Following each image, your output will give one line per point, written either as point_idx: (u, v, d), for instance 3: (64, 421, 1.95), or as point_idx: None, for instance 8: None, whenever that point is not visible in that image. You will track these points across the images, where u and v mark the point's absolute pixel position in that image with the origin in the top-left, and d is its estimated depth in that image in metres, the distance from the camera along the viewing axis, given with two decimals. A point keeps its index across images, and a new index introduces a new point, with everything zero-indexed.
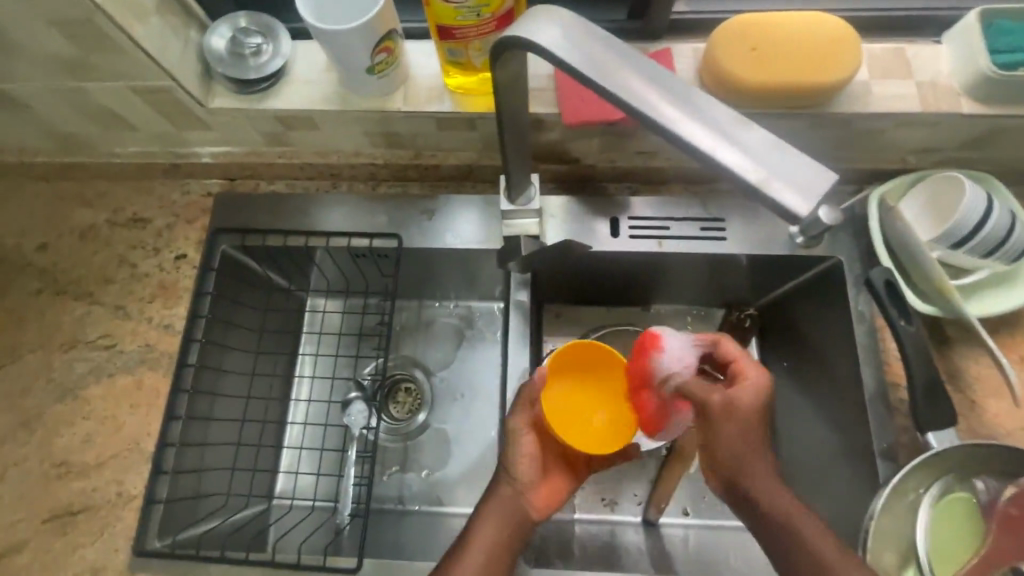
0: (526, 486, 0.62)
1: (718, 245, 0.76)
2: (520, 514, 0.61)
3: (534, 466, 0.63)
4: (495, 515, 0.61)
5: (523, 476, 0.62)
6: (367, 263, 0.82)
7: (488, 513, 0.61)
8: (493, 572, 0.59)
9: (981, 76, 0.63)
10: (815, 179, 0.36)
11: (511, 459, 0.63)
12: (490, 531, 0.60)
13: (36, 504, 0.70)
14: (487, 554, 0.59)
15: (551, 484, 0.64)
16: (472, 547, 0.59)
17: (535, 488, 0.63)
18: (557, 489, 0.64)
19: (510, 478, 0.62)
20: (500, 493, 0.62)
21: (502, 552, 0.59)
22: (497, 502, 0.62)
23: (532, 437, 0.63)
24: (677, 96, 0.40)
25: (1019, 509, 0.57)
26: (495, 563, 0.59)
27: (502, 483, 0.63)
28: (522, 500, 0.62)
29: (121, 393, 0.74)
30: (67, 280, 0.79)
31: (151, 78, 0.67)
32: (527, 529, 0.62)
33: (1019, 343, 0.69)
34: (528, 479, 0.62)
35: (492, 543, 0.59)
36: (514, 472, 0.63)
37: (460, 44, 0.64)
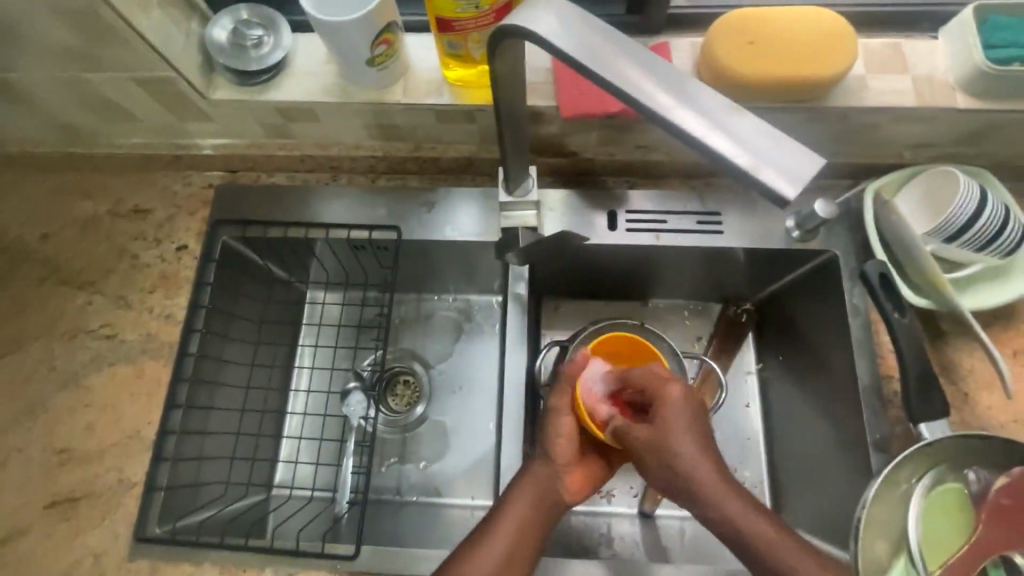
0: (561, 468, 0.62)
1: (715, 239, 0.76)
2: (552, 495, 0.61)
3: (571, 448, 0.63)
4: (527, 494, 0.60)
5: (559, 457, 0.62)
6: (367, 255, 0.82)
7: (520, 492, 0.61)
8: (522, 552, 0.58)
9: (977, 70, 0.64)
10: (804, 164, 0.37)
11: (549, 438, 0.63)
12: (521, 510, 0.59)
13: (38, 491, 0.71)
14: (516, 532, 0.59)
15: (585, 470, 0.64)
16: (502, 523, 0.59)
17: (569, 471, 0.62)
18: (592, 475, 0.64)
19: (547, 457, 0.62)
20: (536, 472, 0.61)
21: (531, 532, 0.59)
22: (531, 480, 0.61)
23: (572, 418, 0.63)
24: (671, 84, 0.40)
25: (1010, 499, 0.59)
26: (524, 542, 0.58)
27: (538, 462, 0.62)
28: (556, 482, 0.61)
29: (122, 382, 0.75)
30: (69, 270, 0.80)
31: (154, 69, 0.68)
32: (557, 513, 0.61)
33: (1013, 337, 0.70)
34: (564, 460, 0.61)
35: (522, 521, 0.59)
36: (551, 451, 0.62)
37: (459, 37, 0.65)
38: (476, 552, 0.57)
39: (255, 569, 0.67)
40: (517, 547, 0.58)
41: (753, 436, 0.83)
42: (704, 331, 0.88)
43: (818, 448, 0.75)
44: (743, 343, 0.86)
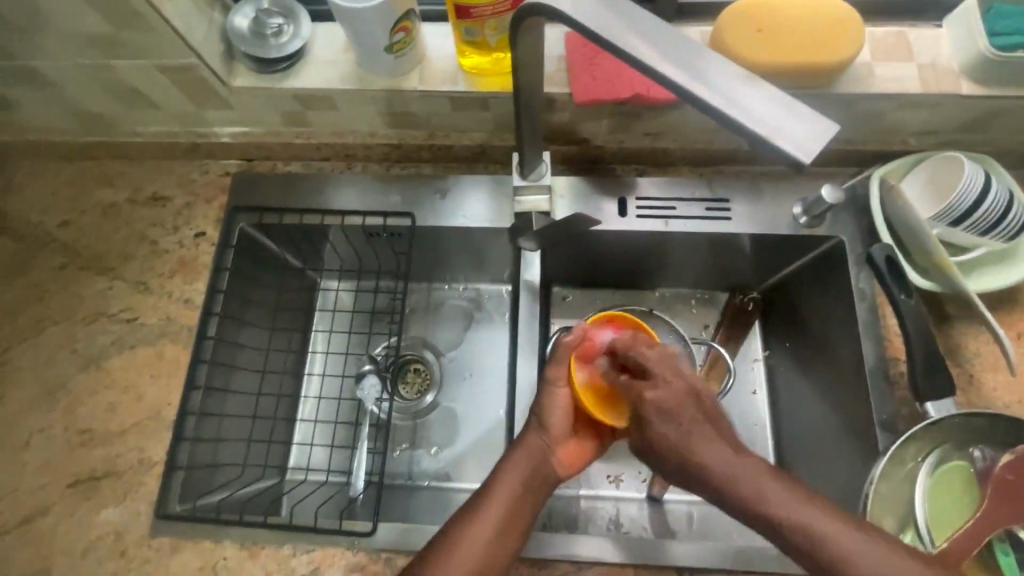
0: (554, 440, 0.63)
1: (723, 225, 0.78)
2: (546, 467, 0.62)
3: (564, 424, 0.64)
4: (520, 465, 0.61)
5: (553, 429, 0.63)
6: (380, 241, 0.84)
7: (514, 463, 0.61)
8: (513, 522, 0.59)
9: (980, 57, 0.65)
10: (819, 129, 0.38)
11: (543, 411, 0.64)
12: (515, 481, 0.60)
13: (61, 469, 0.72)
14: (510, 502, 0.59)
15: (576, 445, 0.65)
16: (496, 493, 0.59)
17: (561, 445, 0.63)
18: (583, 451, 0.65)
19: (542, 429, 0.63)
20: (530, 444, 0.62)
21: (523, 503, 0.60)
22: (526, 452, 0.62)
23: (568, 392, 0.64)
24: (688, 58, 0.42)
25: (1015, 474, 0.58)
26: (515, 512, 0.59)
27: (531, 434, 0.63)
28: (549, 454, 0.63)
29: (142, 364, 0.77)
30: (89, 255, 0.82)
31: (177, 56, 0.70)
32: (548, 485, 0.62)
33: (1017, 319, 0.71)
34: (559, 434, 0.63)
35: (514, 492, 0.60)
36: (546, 422, 0.63)
37: (477, 23, 0.67)
38: (470, 523, 0.57)
39: (274, 546, 0.68)
40: (510, 518, 0.58)
41: (760, 422, 0.85)
42: (711, 319, 0.89)
43: (825, 431, 0.77)
44: (750, 330, 0.88)
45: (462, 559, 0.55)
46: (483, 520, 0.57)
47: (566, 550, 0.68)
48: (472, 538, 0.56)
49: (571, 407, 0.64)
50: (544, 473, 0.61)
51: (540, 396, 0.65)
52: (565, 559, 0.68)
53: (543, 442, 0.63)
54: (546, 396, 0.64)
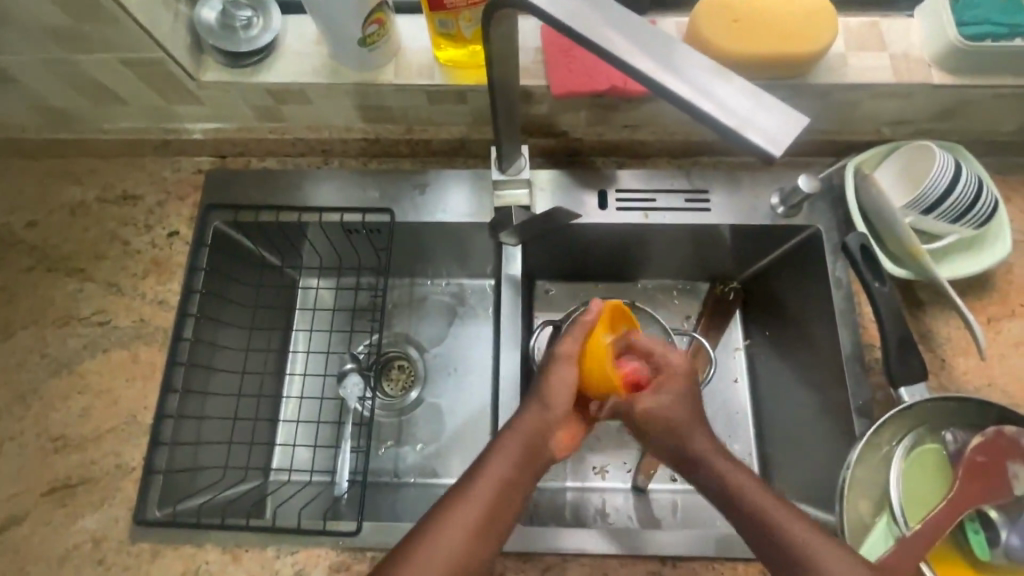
0: (554, 421, 0.62)
1: (703, 216, 0.78)
2: (542, 449, 0.60)
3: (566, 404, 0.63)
4: (513, 445, 0.59)
5: (552, 410, 0.62)
6: (360, 237, 0.82)
7: (506, 444, 0.59)
8: (504, 506, 0.56)
9: (950, 46, 0.66)
10: (788, 121, 0.38)
11: (544, 388, 0.63)
12: (508, 465, 0.58)
13: (34, 477, 0.70)
14: (498, 490, 0.57)
15: (572, 427, 0.64)
16: (485, 476, 0.57)
17: (560, 427, 0.62)
18: (578, 431, 0.65)
19: (543, 407, 0.62)
20: (527, 423, 0.61)
21: (517, 483, 0.58)
22: (519, 434, 0.60)
23: (576, 371, 0.64)
24: (658, 49, 0.42)
25: (984, 456, 0.60)
26: (507, 496, 0.57)
27: (529, 415, 0.62)
28: (547, 434, 0.61)
29: (117, 367, 0.75)
30: (58, 256, 0.79)
31: (143, 50, 0.68)
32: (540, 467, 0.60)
33: (986, 304, 0.73)
34: (559, 414, 0.62)
35: (502, 479, 0.57)
36: (548, 402, 0.62)
37: (451, 15, 0.66)
38: (457, 504, 0.55)
39: (258, 548, 0.68)
40: (497, 506, 0.56)
41: (742, 411, 0.86)
42: (693, 309, 0.90)
43: (804, 417, 0.78)
44: (731, 320, 0.89)
45: (444, 544, 0.53)
46: (470, 502, 0.55)
47: (554, 543, 0.68)
48: (458, 520, 0.54)
49: (574, 387, 0.64)
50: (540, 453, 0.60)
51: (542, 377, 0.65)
52: (551, 552, 0.68)
53: (542, 422, 0.61)
54: (553, 373, 0.64)
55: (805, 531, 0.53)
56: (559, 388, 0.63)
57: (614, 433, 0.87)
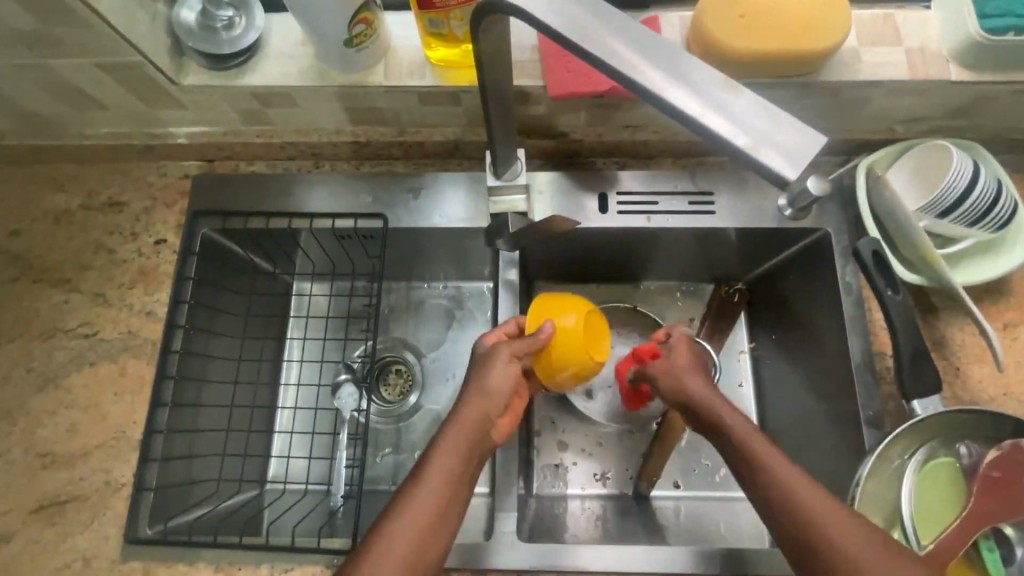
0: (495, 406, 0.58)
1: (707, 219, 0.75)
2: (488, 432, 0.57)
3: (506, 387, 0.59)
4: (460, 432, 0.55)
5: (491, 396, 0.58)
6: (353, 243, 0.80)
7: (452, 432, 0.55)
8: (459, 488, 0.53)
9: (969, 40, 0.63)
10: (804, 142, 0.36)
11: (478, 379, 0.59)
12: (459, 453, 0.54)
13: (22, 495, 0.69)
14: (457, 472, 0.54)
15: (512, 411, 0.61)
16: (442, 458, 0.54)
17: (501, 412, 0.59)
18: (518, 414, 0.62)
19: (486, 394, 0.58)
20: (472, 409, 0.57)
21: (469, 465, 0.55)
22: (466, 421, 0.56)
23: (508, 365, 0.60)
24: (665, 61, 0.39)
25: (1000, 471, 0.58)
26: (460, 478, 0.54)
27: (470, 405, 0.57)
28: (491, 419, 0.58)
29: (104, 381, 0.73)
30: (43, 267, 0.77)
31: (121, 55, 0.65)
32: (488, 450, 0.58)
33: (1003, 309, 0.70)
34: (499, 399, 0.58)
35: (460, 459, 0.54)
36: (490, 388, 0.59)
37: (440, 14, 0.62)
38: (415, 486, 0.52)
39: (251, 566, 0.66)
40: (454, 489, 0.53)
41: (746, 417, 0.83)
42: (696, 311, 0.87)
43: (811, 425, 0.76)
44: (736, 322, 0.86)
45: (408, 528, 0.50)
46: (430, 484, 0.52)
47: (555, 560, 0.66)
48: (417, 514, 0.51)
49: (510, 377, 0.60)
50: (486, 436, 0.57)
51: (473, 369, 0.61)
52: (551, 569, 0.66)
53: (487, 406, 0.58)
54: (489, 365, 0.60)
55: (796, 485, 0.52)
56: (495, 376, 0.59)
57: (617, 440, 0.85)
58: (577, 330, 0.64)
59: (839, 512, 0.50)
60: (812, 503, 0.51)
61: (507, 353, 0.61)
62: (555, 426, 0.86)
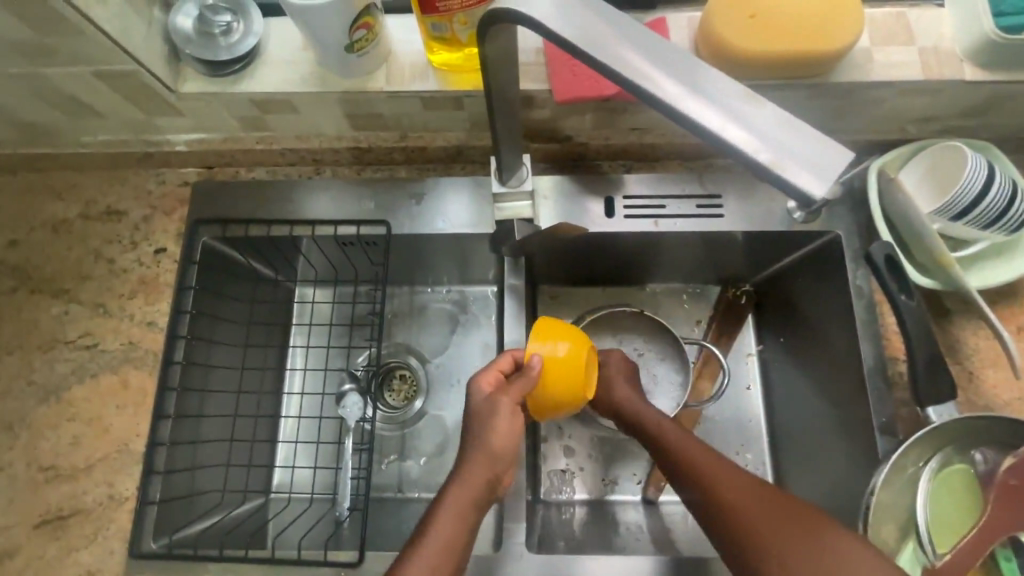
0: (501, 458, 0.55)
1: (715, 222, 0.74)
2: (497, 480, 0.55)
3: (511, 436, 0.56)
4: (464, 493, 0.53)
5: (496, 453, 0.55)
6: (355, 250, 0.79)
7: (457, 493, 0.53)
8: (467, 536, 0.52)
9: (984, 39, 0.61)
10: (828, 157, 0.35)
11: (481, 433, 0.56)
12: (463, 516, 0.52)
13: (25, 510, 0.68)
14: (467, 519, 0.53)
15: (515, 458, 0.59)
16: (453, 503, 0.53)
17: (508, 465, 0.56)
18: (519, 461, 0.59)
19: (489, 443, 0.55)
20: (479, 458, 0.55)
21: (477, 512, 0.53)
22: (474, 468, 0.54)
23: (512, 415, 0.57)
24: (683, 73, 0.38)
25: (1018, 479, 0.57)
26: (468, 526, 0.52)
27: (475, 464, 0.54)
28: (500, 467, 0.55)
29: (106, 393, 0.72)
30: (43, 277, 0.76)
31: (117, 63, 0.63)
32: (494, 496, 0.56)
33: (1017, 312, 0.69)
34: (504, 450, 0.55)
35: (469, 506, 0.53)
36: (492, 439, 0.55)
37: (443, 18, 0.61)
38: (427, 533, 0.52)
39: None
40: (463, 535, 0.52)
41: (754, 420, 0.82)
42: (703, 314, 0.86)
43: (822, 430, 0.74)
44: (743, 325, 0.85)
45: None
46: (439, 529, 0.51)
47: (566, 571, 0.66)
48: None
49: (513, 428, 0.56)
50: (494, 484, 0.55)
51: (473, 421, 0.57)
52: None
53: (492, 467, 0.55)
54: (493, 415, 0.56)
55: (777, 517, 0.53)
56: (500, 426, 0.56)
57: (624, 445, 0.84)
58: (569, 363, 0.63)
59: (845, 545, 0.50)
60: (802, 537, 0.51)
61: (508, 403, 0.57)
62: (562, 432, 0.84)
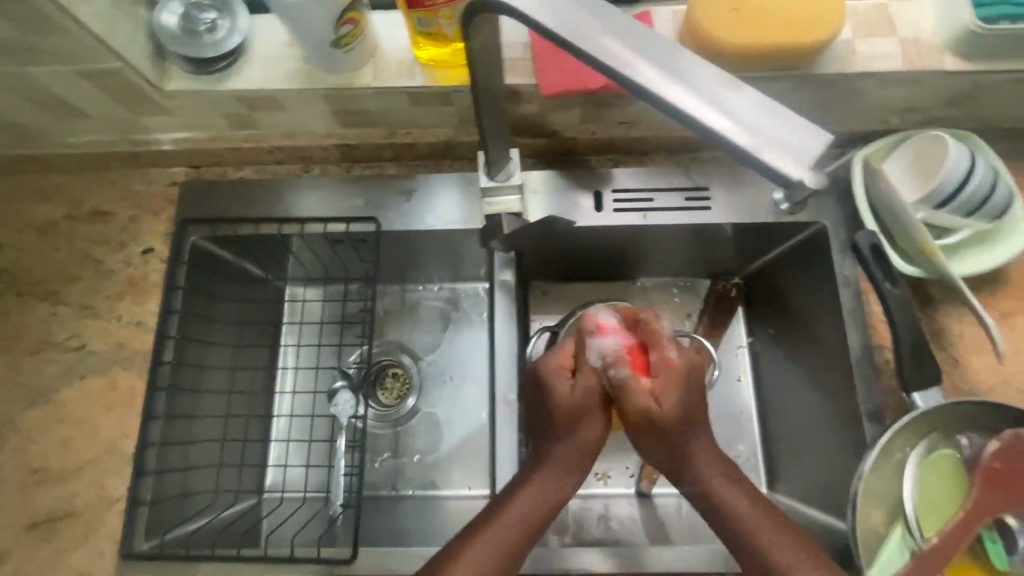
0: (581, 461, 0.60)
1: (703, 215, 0.75)
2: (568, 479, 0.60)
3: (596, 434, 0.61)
4: (534, 494, 0.57)
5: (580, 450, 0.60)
6: (345, 248, 0.79)
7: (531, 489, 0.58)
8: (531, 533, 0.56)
9: (964, 30, 0.62)
10: (806, 140, 0.36)
11: (570, 429, 0.60)
12: (527, 516, 0.56)
13: (14, 513, 0.67)
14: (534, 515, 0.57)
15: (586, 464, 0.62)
16: (524, 497, 0.57)
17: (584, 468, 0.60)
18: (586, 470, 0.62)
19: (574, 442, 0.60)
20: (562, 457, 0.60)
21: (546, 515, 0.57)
22: (553, 467, 0.59)
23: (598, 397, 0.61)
24: (664, 60, 0.38)
25: (1003, 463, 0.58)
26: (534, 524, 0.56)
27: (558, 457, 0.60)
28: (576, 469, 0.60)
29: (95, 395, 0.72)
30: (29, 280, 0.75)
31: (101, 61, 0.63)
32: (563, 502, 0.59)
33: (1000, 299, 0.70)
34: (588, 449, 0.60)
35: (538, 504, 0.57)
36: (578, 437, 0.60)
37: (429, 13, 0.61)
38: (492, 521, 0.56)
39: None
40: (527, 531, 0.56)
41: (746, 412, 0.83)
42: (694, 307, 0.86)
43: (812, 419, 0.75)
44: (733, 317, 0.85)
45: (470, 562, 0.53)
46: (504, 522, 0.55)
47: (561, 563, 0.66)
48: (469, 571, 0.53)
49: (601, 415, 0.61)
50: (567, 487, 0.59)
51: (564, 418, 0.60)
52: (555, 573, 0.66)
53: (563, 476, 0.59)
54: (585, 404, 0.61)
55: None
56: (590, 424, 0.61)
57: (616, 439, 0.84)
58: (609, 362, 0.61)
59: None
60: None
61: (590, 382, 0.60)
62: None
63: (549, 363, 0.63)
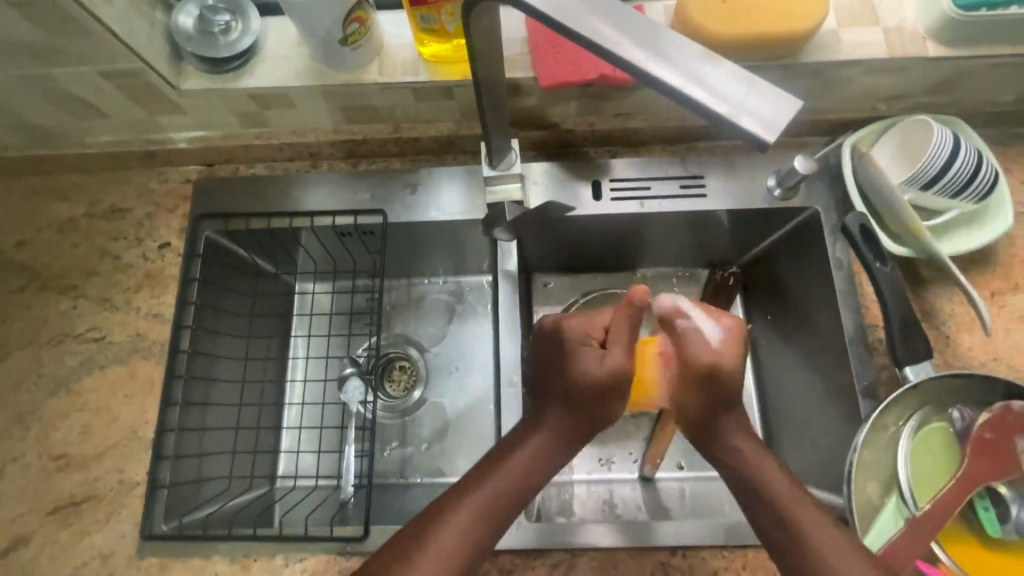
0: (575, 428, 0.60)
1: (698, 202, 0.77)
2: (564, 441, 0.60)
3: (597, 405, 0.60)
4: (528, 452, 0.58)
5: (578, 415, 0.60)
6: (353, 241, 0.82)
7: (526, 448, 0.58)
8: (521, 488, 0.57)
9: (945, 17, 0.65)
10: (779, 106, 0.38)
11: (572, 391, 0.59)
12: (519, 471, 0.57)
13: (38, 498, 0.70)
14: (525, 470, 0.57)
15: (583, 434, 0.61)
16: (517, 454, 0.58)
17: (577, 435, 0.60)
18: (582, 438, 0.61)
19: (570, 408, 0.60)
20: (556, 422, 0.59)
21: (536, 470, 0.58)
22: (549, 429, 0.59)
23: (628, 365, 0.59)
24: (648, 40, 0.41)
25: (993, 433, 0.60)
26: (525, 479, 0.57)
27: (554, 420, 0.60)
28: (571, 434, 0.60)
29: (115, 383, 0.74)
30: (50, 275, 0.79)
31: (122, 62, 0.66)
32: (555, 463, 0.60)
33: (989, 278, 0.72)
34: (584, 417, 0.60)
35: (530, 462, 0.58)
36: (575, 404, 0.59)
37: (432, 10, 0.64)
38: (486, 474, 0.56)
39: (266, 557, 0.68)
40: (518, 485, 0.57)
41: (746, 397, 0.85)
42: (693, 294, 0.89)
43: (809, 400, 0.77)
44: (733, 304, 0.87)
45: (462, 509, 0.54)
46: (497, 476, 0.56)
47: (565, 538, 0.68)
48: (462, 518, 0.53)
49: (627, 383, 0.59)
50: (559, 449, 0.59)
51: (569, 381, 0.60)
52: (559, 548, 0.68)
53: (557, 438, 0.59)
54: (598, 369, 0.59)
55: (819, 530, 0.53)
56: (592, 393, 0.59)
57: (618, 425, 0.86)
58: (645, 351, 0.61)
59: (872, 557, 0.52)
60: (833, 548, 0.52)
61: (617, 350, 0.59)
62: None
63: (565, 325, 0.62)
